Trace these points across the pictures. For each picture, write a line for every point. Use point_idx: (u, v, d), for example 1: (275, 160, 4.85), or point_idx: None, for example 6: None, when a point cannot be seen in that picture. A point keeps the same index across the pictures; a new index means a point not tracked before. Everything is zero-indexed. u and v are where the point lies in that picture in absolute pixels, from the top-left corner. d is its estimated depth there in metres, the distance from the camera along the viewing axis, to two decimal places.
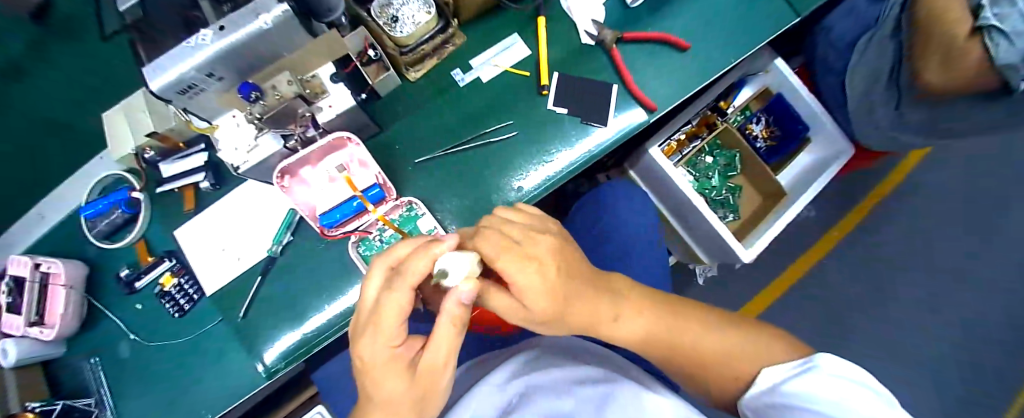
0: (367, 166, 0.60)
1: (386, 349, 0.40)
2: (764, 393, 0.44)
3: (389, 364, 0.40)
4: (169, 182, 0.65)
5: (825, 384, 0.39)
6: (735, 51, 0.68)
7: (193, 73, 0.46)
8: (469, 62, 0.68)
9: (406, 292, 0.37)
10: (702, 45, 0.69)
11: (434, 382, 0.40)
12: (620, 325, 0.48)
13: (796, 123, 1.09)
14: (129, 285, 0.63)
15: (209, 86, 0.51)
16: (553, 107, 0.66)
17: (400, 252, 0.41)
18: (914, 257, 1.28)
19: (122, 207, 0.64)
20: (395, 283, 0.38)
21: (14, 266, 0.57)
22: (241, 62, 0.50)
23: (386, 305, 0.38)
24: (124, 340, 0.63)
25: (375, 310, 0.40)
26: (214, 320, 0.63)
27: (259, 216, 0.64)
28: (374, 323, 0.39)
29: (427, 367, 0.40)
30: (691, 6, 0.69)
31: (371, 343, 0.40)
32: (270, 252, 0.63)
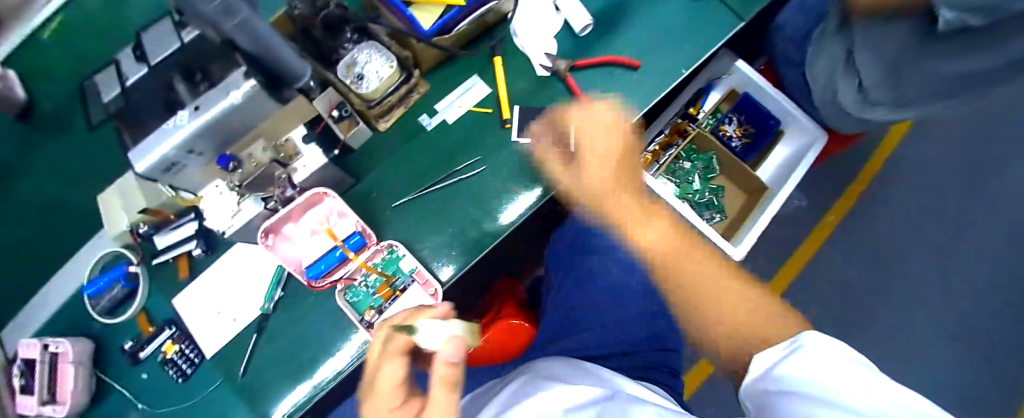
0: (345, 216, 0.64)
1: (387, 414, 0.38)
2: (760, 379, 0.40)
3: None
4: (164, 254, 0.69)
5: (812, 364, 0.36)
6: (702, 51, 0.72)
7: (174, 152, 0.50)
8: (434, 106, 0.72)
9: (399, 356, 0.38)
10: (668, 49, 0.72)
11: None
12: (643, 233, 0.61)
13: (767, 119, 1.12)
14: (133, 356, 0.66)
15: (191, 161, 0.54)
16: (517, 138, 0.70)
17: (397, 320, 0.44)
18: (912, 232, 1.27)
19: (122, 282, 0.68)
20: (391, 347, 0.39)
21: (27, 349, 0.61)
22: (219, 137, 0.53)
23: (382, 364, 0.39)
24: (133, 410, 0.66)
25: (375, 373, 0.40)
26: (216, 380, 0.65)
27: (250, 275, 0.67)
28: (375, 387, 0.39)
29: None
30: (639, 25, 0.73)
31: (373, 404, 0.39)
32: (263, 310, 0.65)
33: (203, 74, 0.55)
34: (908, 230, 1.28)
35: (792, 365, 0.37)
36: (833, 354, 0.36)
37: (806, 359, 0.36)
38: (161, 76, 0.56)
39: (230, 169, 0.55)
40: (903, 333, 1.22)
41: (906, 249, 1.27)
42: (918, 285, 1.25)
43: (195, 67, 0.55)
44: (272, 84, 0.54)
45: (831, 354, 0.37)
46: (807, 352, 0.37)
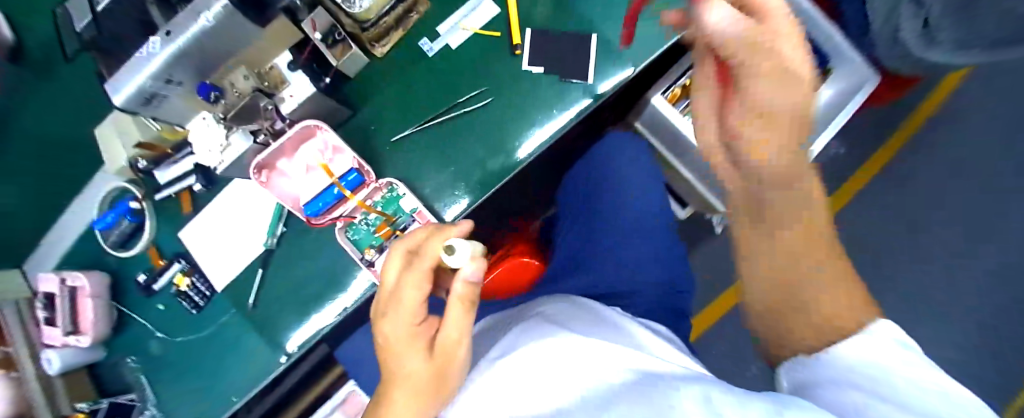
0: (341, 151, 0.60)
1: (407, 325, 0.41)
2: (806, 368, 0.29)
3: (413, 341, 0.40)
4: (165, 189, 0.67)
5: (864, 353, 0.27)
6: None
7: (151, 83, 0.46)
8: (436, 29, 0.64)
9: (422, 274, 0.41)
10: None
11: (454, 352, 0.40)
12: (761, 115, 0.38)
13: (817, 52, 0.99)
14: (147, 288, 0.68)
15: (171, 92, 0.50)
16: (529, 67, 0.62)
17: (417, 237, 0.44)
18: (970, 182, 1.14)
19: (128, 217, 0.67)
20: (413, 264, 0.42)
21: (45, 282, 0.64)
22: (197, 64, 0.49)
23: (403, 282, 0.41)
24: (154, 338, 0.68)
25: (394, 291, 0.42)
26: (227, 312, 0.66)
27: (251, 212, 0.66)
28: (396, 300, 0.41)
29: (446, 338, 0.40)
30: None
31: (391, 323, 0.41)
32: (266, 245, 0.64)
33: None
34: (968, 178, 1.13)
35: (844, 348, 0.28)
36: (889, 345, 0.27)
37: (857, 341, 0.27)
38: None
39: (212, 99, 0.52)
40: (945, 291, 1.12)
41: (961, 200, 1.14)
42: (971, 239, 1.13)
43: None
44: (253, 5, 0.48)
45: (885, 344, 0.27)
46: (862, 333, 0.28)
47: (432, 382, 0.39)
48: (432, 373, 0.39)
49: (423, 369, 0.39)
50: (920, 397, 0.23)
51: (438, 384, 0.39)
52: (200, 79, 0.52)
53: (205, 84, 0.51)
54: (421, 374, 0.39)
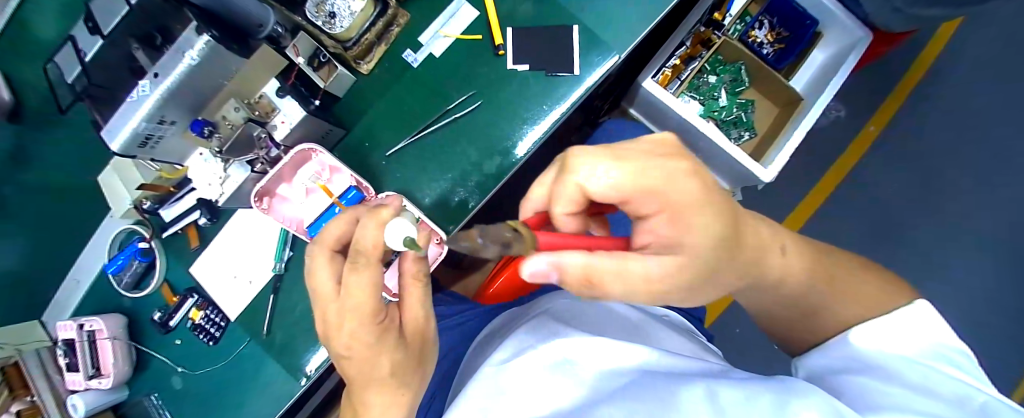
0: (338, 171, 0.60)
1: (370, 328, 0.41)
2: (843, 360, 0.39)
3: (382, 339, 0.43)
4: (172, 226, 0.68)
5: (901, 339, 0.37)
6: None
7: (145, 125, 0.47)
8: (417, 40, 0.65)
9: (372, 270, 0.39)
10: None
11: (423, 328, 0.48)
12: (684, 184, 0.33)
13: (804, 21, 0.98)
14: (164, 326, 0.69)
15: (167, 131, 0.51)
16: (513, 66, 0.62)
17: (339, 233, 0.41)
18: (981, 128, 1.11)
19: (139, 258, 0.68)
20: (359, 262, 0.38)
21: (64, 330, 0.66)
22: (190, 102, 0.50)
23: (355, 287, 0.39)
24: (175, 374, 0.69)
25: (342, 294, 0.40)
26: (244, 340, 0.66)
27: (255, 240, 0.66)
28: (348, 305, 0.40)
29: (414, 320, 0.47)
30: None
31: (356, 329, 0.41)
32: (274, 271, 0.65)
33: (165, 36, 0.47)
34: (980, 122, 1.11)
35: (864, 332, 0.38)
36: (928, 333, 0.37)
37: (885, 323, 0.38)
38: (115, 51, 0.47)
39: (206, 134, 0.54)
40: (964, 242, 1.11)
41: (965, 152, 1.11)
42: (989, 186, 1.11)
43: (153, 28, 0.47)
44: (235, 39, 0.49)
45: (927, 331, 0.37)
46: (893, 315, 0.38)
47: (409, 363, 0.46)
48: (409, 357, 0.46)
49: (402, 358, 0.45)
50: (947, 381, 0.31)
51: (415, 367, 0.48)
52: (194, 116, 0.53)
53: (197, 121, 0.53)
54: (400, 362, 0.45)
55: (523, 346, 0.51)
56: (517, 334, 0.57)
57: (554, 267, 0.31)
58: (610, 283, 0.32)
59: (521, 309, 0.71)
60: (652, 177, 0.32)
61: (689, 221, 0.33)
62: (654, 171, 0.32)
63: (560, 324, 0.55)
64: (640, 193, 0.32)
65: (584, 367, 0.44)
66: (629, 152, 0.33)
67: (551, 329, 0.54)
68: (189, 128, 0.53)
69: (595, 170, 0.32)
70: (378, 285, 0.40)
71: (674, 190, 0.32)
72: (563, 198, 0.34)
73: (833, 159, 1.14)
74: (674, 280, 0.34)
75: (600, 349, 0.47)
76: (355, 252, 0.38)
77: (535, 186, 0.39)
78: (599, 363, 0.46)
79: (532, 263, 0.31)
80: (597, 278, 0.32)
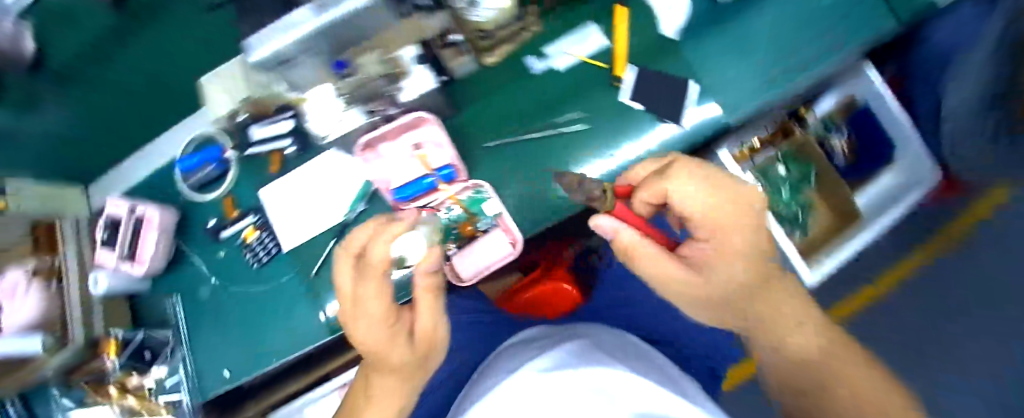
0: (441, 147, 0.61)
1: (384, 329, 0.57)
2: None
3: (393, 338, 0.58)
4: (257, 145, 0.68)
5: None
6: (853, 41, 0.64)
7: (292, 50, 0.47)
8: (544, 49, 0.66)
9: (376, 282, 0.55)
10: (815, 31, 0.65)
11: (430, 335, 0.62)
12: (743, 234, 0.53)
13: (879, 146, 1.02)
14: (215, 234, 0.69)
15: (303, 62, 0.51)
16: (627, 101, 0.65)
17: (361, 241, 0.54)
18: None
19: (215, 164, 0.69)
20: (367, 274, 0.54)
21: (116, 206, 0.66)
22: (337, 43, 0.52)
23: (367, 293, 0.55)
24: (206, 283, 0.69)
25: (354, 297, 0.56)
26: (289, 273, 0.67)
27: (330, 183, 0.67)
28: (360, 304, 0.55)
29: (423, 330, 0.61)
30: (777, 7, 0.65)
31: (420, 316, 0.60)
32: (344, 218, 0.66)
33: None
34: None
35: None
36: None
37: None
38: None
39: (343, 75, 0.56)
40: None
41: None
42: None
43: None
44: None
45: None
46: None
47: (411, 361, 0.61)
48: (412, 356, 0.60)
49: (407, 355, 0.60)
50: None
51: (419, 363, 0.64)
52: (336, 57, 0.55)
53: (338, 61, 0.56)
54: (407, 357, 0.60)
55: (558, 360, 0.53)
56: (559, 349, 0.59)
57: (614, 231, 0.52)
58: (644, 257, 0.53)
59: (553, 331, 0.75)
60: (722, 214, 0.51)
61: (723, 260, 0.53)
62: (721, 217, 0.51)
63: (607, 356, 0.55)
64: (708, 225, 0.52)
65: (619, 396, 0.45)
66: (722, 190, 0.50)
67: (595, 355, 0.55)
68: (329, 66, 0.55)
69: (682, 189, 0.49)
70: (387, 295, 0.57)
71: (733, 232, 0.52)
72: (651, 188, 0.49)
73: (878, 273, 1.09)
74: (695, 284, 0.55)
75: (642, 389, 0.47)
76: (365, 261, 0.54)
77: (644, 163, 0.53)
78: (643, 401, 0.45)
79: (604, 221, 0.51)
80: (635, 249, 0.53)
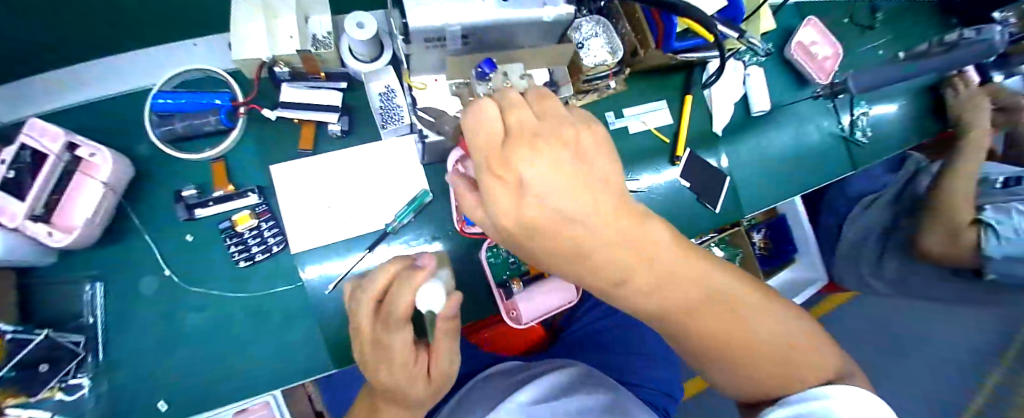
0: None
1: (406, 372, 0.42)
2: None
3: (412, 380, 0.43)
4: (292, 110, 0.53)
5: None
6: (829, 176, 0.82)
7: (455, 29, 0.42)
8: (621, 109, 0.70)
9: (410, 329, 0.40)
10: (807, 161, 0.81)
11: (446, 367, 0.46)
12: None
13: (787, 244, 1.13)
14: (189, 210, 0.50)
15: (446, 45, 0.46)
16: (680, 178, 0.71)
17: (378, 283, 0.40)
18: None
19: (221, 117, 0.51)
20: (391, 322, 0.39)
21: (35, 134, 0.42)
22: (490, 39, 0.47)
23: (390, 344, 0.40)
24: (156, 273, 0.50)
25: (372, 344, 0.41)
26: (290, 281, 0.52)
27: (372, 179, 0.55)
28: (384, 353, 0.40)
29: (440, 364, 0.45)
30: (788, 133, 0.80)
31: (440, 355, 0.44)
32: (386, 227, 0.54)
33: None
34: None
35: None
36: None
37: None
38: None
39: (483, 77, 0.49)
40: None
41: None
42: None
43: None
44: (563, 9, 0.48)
45: None
46: None
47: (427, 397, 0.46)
48: (430, 393, 0.45)
49: (424, 393, 0.45)
50: None
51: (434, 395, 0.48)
52: (484, 56, 0.49)
53: (486, 60, 0.49)
54: (424, 396, 0.45)
55: None
56: None
57: None
58: None
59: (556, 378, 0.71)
60: None
61: None
62: None
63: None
64: None
65: None
66: None
67: None
68: (476, 63, 0.48)
69: None
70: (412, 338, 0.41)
71: None
72: None
73: None
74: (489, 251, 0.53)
75: None
76: (387, 308, 0.39)
77: None
78: None
79: None
80: None
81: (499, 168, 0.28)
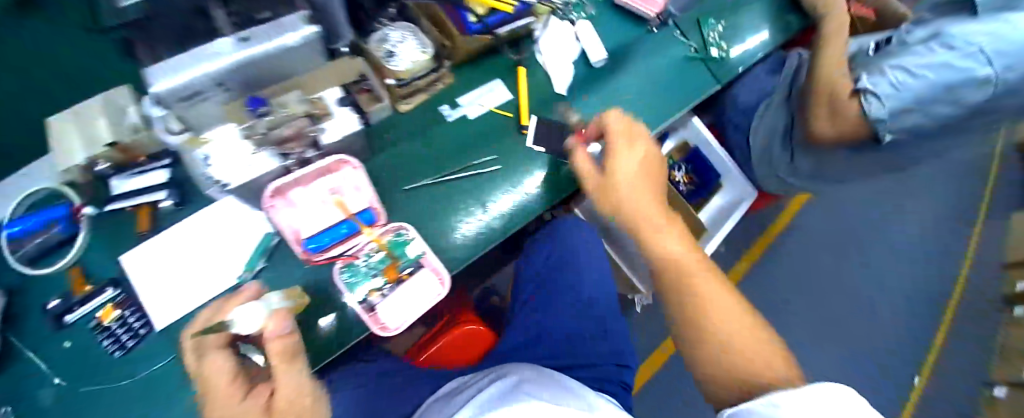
0: (359, 190, 0.61)
1: (228, 402, 0.43)
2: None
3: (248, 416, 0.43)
4: (121, 200, 0.59)
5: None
6: (692, 95, 0.83)
7: (204, 80, 0.45)
8: (456, 99, 0.73)
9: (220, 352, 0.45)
10: (666, 87, 0.81)
11: (298, 400, 0.44)
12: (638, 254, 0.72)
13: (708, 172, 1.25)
14: (58, 319, 0.56)
15: (214, 95, 0.50)
16: (532, 145, 0.72)
17: (200, 320, 0.47)
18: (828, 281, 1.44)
19: (60, 226, 0.58)
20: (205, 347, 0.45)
21: None
22: (253, 76, 0.51)
23: (207, 371, 0.44)
24: (47, 385, 0.54)
25: (203, 381, 0.45)
26: (166, 356, 0.56)
27: (225, 240, 0.61)
28: (206, 388, 0.44)
29: (281, 396, 0.43)
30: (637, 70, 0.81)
31: (285, 380, 0.44)
32: (240, 278, 0.60)
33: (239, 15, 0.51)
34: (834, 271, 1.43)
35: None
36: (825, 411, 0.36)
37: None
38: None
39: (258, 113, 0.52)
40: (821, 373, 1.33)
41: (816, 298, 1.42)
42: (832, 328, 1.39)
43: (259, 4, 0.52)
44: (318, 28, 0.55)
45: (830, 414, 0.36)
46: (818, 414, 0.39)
47: None
48: None
49: None
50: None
51: None
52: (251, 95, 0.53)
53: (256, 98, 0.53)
54: None
55: (485, 402, 0.49)
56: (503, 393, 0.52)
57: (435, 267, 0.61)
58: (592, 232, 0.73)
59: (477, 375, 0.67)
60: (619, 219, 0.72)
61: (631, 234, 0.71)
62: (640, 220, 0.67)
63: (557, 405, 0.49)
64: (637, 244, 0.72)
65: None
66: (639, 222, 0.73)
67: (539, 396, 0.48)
68: (245, 104, 0.52)
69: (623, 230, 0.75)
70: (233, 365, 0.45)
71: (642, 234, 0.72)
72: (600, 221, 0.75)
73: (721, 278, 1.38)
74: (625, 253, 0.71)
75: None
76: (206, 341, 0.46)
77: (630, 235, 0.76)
78: None
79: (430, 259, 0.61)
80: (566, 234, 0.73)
81: (616, 139, 0.63)
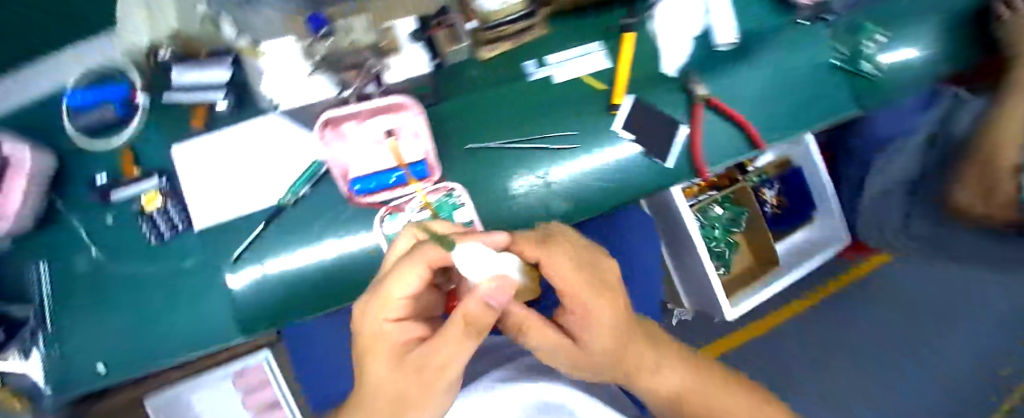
0: (418, 138, 0.55)
1: (384, 324, 0.34)
2: None
3: (401, 356, 0.34)
4: (182, 91, 0.57)
5: None
6: (827, 114, 0.67)
7: None
8: (545, 56, 0.63)
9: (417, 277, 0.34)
10: (800, 97, 0.66)
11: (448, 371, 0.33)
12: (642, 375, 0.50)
13: (804, 201, 1.15)
14: (104, 194, 0.55)
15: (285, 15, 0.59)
16: (620, 130, 0.61)
17: (425, 232, 0.39)
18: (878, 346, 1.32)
19: (118, 105, 0.57)
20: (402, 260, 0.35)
21: None
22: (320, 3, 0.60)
23: (390, 281, 0.35)
24: (84, 252, 0.55)
25: (376, 288, 0.36)
26: (194, 257, 0.55)
27: (268, 154, 0.57)
28: (375, 295, 0.35)
29: (437, 361, 0.33)
30: (769, 64, 0.65)
31: (433, 348, 0.33)
32: (280, 202, 0.55)
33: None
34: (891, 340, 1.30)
35: None
36: None
37: None
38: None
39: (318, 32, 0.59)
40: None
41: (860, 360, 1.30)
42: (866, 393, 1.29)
43: None
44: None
45: None
46: None
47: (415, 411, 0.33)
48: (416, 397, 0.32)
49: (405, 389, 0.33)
50: None
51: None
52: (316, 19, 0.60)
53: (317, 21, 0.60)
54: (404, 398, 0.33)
55: None
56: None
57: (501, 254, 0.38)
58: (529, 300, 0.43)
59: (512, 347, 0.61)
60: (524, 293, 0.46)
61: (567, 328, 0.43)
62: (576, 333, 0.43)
63: None
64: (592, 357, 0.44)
65: None
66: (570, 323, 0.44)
67: None
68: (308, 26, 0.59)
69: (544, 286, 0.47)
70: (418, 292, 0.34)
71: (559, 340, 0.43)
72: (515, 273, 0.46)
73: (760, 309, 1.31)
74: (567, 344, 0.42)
75: None
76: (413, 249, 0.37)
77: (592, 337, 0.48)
78: None
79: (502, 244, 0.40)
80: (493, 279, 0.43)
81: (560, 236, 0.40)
